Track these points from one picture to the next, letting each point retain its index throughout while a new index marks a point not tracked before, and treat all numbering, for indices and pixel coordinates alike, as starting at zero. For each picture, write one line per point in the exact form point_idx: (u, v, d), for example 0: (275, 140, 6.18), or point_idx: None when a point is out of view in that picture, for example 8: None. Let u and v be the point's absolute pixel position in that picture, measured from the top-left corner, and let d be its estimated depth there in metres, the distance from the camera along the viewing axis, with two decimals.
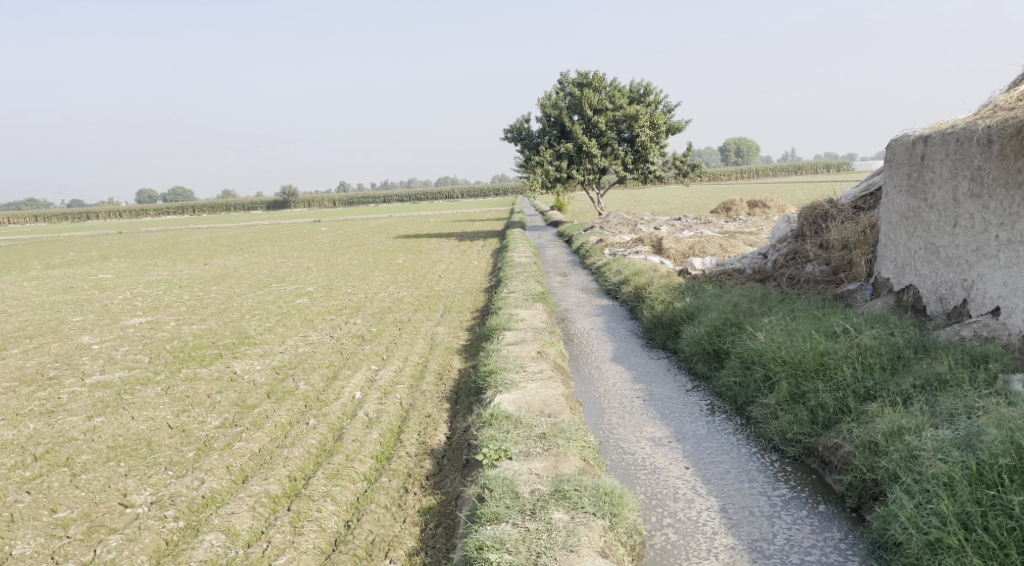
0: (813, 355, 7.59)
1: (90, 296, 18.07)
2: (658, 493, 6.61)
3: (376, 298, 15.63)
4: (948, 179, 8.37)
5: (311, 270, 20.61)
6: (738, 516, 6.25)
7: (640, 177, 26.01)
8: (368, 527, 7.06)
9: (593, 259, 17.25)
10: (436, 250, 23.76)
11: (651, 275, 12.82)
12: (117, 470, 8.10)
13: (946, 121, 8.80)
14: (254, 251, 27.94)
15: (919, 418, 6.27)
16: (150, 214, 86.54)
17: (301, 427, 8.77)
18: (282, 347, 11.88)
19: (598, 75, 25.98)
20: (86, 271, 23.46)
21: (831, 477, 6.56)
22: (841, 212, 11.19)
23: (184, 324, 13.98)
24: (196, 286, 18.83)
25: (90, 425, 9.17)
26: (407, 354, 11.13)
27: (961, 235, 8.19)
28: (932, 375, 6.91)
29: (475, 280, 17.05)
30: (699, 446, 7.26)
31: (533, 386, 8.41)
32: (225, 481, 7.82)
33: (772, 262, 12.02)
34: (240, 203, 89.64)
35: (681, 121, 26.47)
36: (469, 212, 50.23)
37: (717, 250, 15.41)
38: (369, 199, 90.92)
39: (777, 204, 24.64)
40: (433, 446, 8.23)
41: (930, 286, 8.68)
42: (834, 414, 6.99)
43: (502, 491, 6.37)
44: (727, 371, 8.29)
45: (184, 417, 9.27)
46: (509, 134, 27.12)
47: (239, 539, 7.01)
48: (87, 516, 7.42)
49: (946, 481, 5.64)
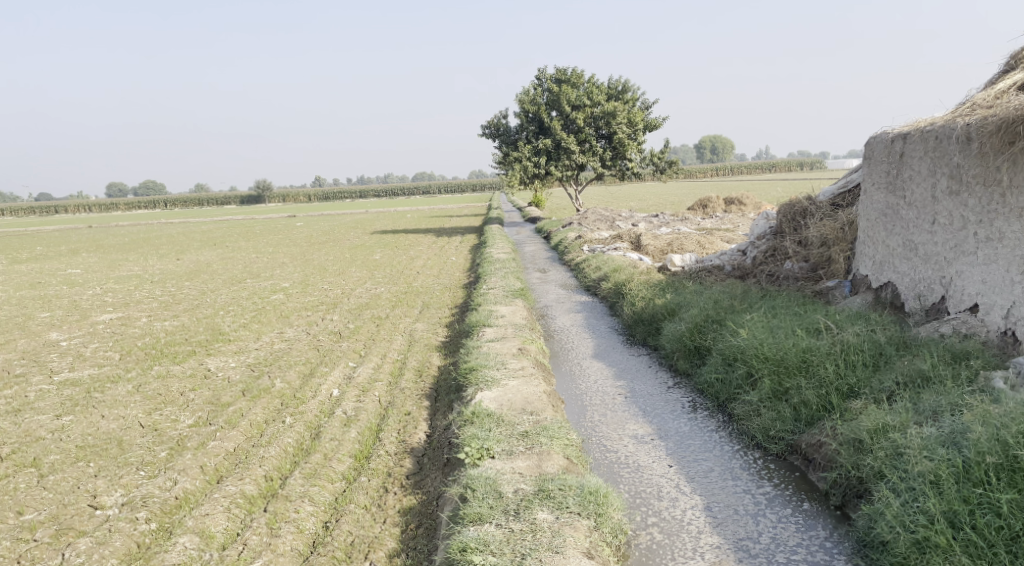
0: (795, 352, 7.58)
1: (58, 291, 17.71)
2: (642, 492, 6.56)
3: (353, 294, 15.48)
4: (927, 176, 8.39)
5: (286, 265, 20.39)
6: (723, 515, 6.21)
7: (616, 174, 26.33)
8: (347, 528, 6.93)
9: (571, 255, 17.21)
10: (413, 246, 23.59)
11: (631, 271, 12.79)
12: (86, 471, 7.89)
13: (924, 119, 8.82)
14: (227, 246, 27.57)
15: (903, 416, 6.27)
16: (122, 208, 85.50)
17: (276, 426, 8.62)
18: (258, 344, 11.70)
19: (576, 72, 25.95)
20: (54, 267, 22.99)
21: (815, 475, 6.55)
22: (820, 209, 11.21)
23: (156, 320, 13.73)
24: (168, 281, 18.52)
25: (59, 424, 8.95)
26: (385, 351, 11.00)
27: (940, 232, 8.21)
28: (915, 372, 6.91)
29: (453, 276, 16.94)
30: (682, 443, 7.22)
31: (514, 383, 8.33)
32: (199, 481, 7.65)
33: (751, 258, 12.02)
34: (213, 198, 88.57)
35: (658, 118, 26.55)
36: (445, 207, 50.10)
37: (695, 246, 15.44)
38: (344, 195, 90.27)
39: (752, 201, 24.81)
40: (413, 445, 8.13)
41: (908, 283, 8.71)
42: (817, 412, 6.98)
43: (485, 491, 6.27)
44: (709, 368, 8.26)
45: (157, 416, 9.08)
46: (486, 130, 27.04)
47: (214, 541, 6.86)
48: (55, 518, 7.22)
49: (933, 479, 5.63)
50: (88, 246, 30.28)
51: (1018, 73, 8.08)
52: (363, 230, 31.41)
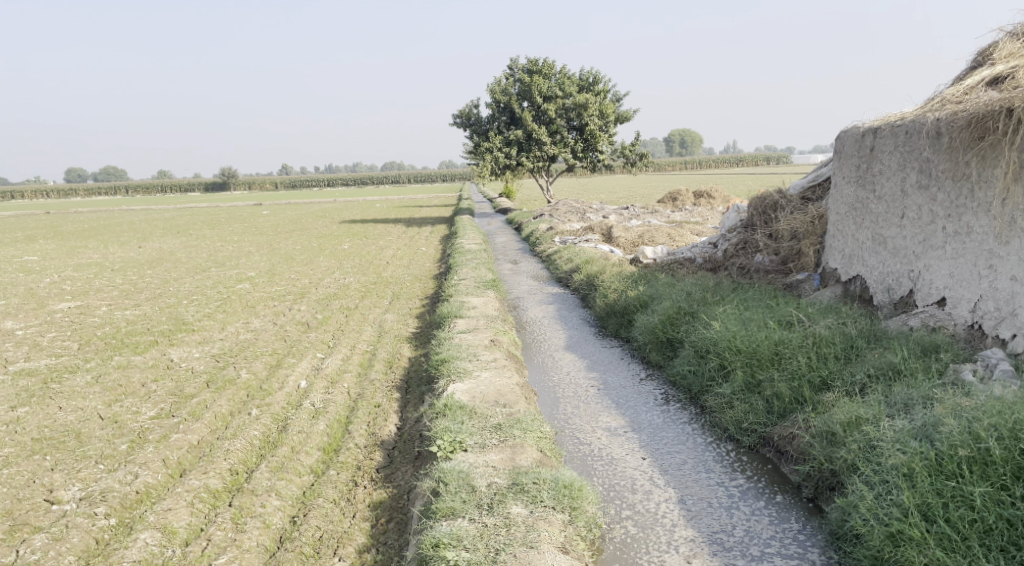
0: (767, 344, 7.60)
1: (15, 278, 17.29)
2: (616, 485, 6.52)
3: (321, 283, 15.28)
4: (897, 171, 8.44)
5: (252, 254, 20.08)
6: (697, 508, 6.20)
7: (588, 165, 26.27)
8: (315, 523, 6.81)
9: (543, 247, 17.15)
10: (383, 236, 23.38)
11: (603, 263, 12.77)
12: (43, 465, 7.67)
13: (894, 114, 8.87)
14: (191, 234, 27.07)
15: (875, 408, 6.30)
16: (81, 193, 83.81)
17: (242, 418, 8.45)
18: (223, 334, 11.47)
19: (548, 62, 25.86)
20: (10, 253, 22.43)
21: (788, 467, 6.58)
22: (791, 203, 11.25)
23: (117, 309, 13.44)
24: (129, 269, 18.16)
25: (14, 415, 8.70)
26: (355, 342, 10.85)
27: (909, 227, 8.28)
28: (886, 365, 6.96)
29: (423, 267, 16.80)
30: (656, 435, 7.21)
31: (486, 375, 8.26)
32: (161, 475, 7.48)
33: (721, 251, 12.03)
34: (177, 184, 87.08)
35: (629, 110, 26.56)
36: (415, 197, 49.80)
37: (666, 239, 15.45)
38: (311, 183, 89.30)
39: (721, 194, 24.89)
40: (383, 438, 8.02)
41: (877, 277, 8.77)
42: (790, 404, 6.99)
43: (458, 484, 6.20)
44: (681, 360, 8.26)
45: (117, 407, 8.86)
46: (457, 120, 26.86)
47: (176, 537, 6.71)
48: (9, 513, 7.02)
49: (906, 472, 5.67)
50: (47, 233, 29.65)
51: (987, 69, 8.15)
52: (330, 219, 31.06)
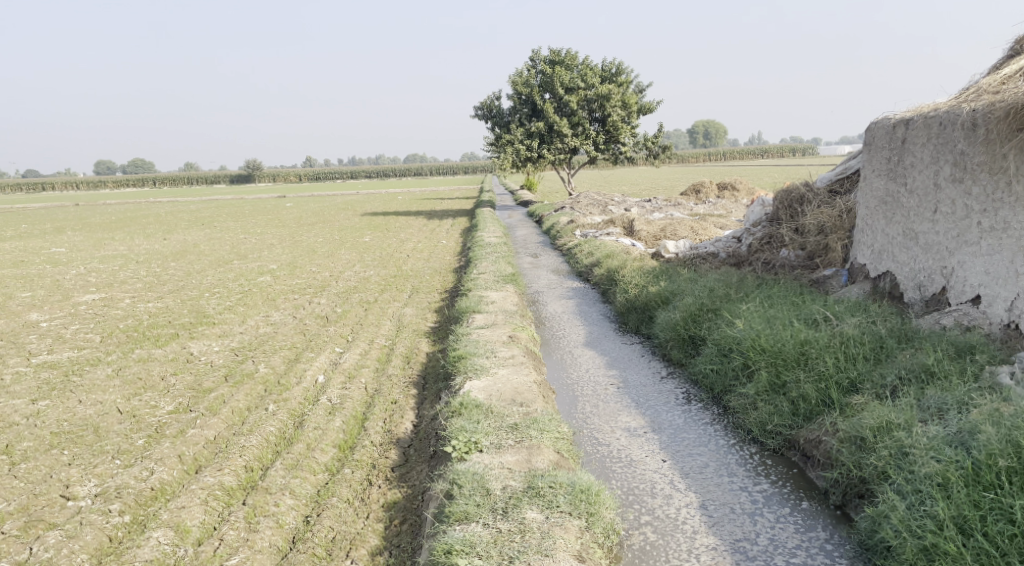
0: (793, 344, 7.36)
1: (41, 270, 17.38)
2: (635, 489, 6.34)
3: (341, 276, 15.20)
4: (929, 163, 8.15)
5: (274, 247, 20.04)
6: (719, 514, 6.00)
7: (609, 158, 26.02)
8: (328, 524, 6.70)
9: (563, 240, 16.94)
10: (404, 229, 23.27)
11: (623, 257, 12.56)
12: (60, 460, 7.62)
13: (927, 105, 8.57)
14: (215, 225, 27.15)
15: (907, 413, 6.05)
16: (109, 185, 84.67)
17: (258, 413, 8.36)
18: (242, 328, 11.41)
19: (570, 53, 25.59)
20: (38, 244, 22.65)
21: (814, 472, 6.35)
22: (817, 196, 10.94)
23: (139, 302, 13.43)
24: (153, 262, 18.17)
25: (34, 409, 8.66)
26: (373, 336, 10.73)
27: (942, 222, 7.99)
28: (918, 366, 6.70)
29: (443, 260, 16.68)
30: (676, 437, 7.00)
31: (504, 372, 8.10)
32: (177, 471, 7.40)
33: (745, 246, 11.76)
34: (202, 176, 87.62)
35: (652, 102, 26.23)
36: (437, 190, 49.67)
37: (689, 232, 15.18)
38: (334, 175, 89.52)
39: (745, 187, 24.51)
40: (398, 436, 7.89)
41: (907, 273, 8.48)
42: (817, 406, 6.76)
43: (472, 487, 6.06)
44: (704, 359, 8.03)
45: (136, 401, 8.80)
46: (479, 112, 26.69)
47: (189, 536, 6.63)
48: (25, 509, 6.96)
49: (941, 482, 5.45)
50: (75, 224, 29.98)
51: None
52: (352, 212, 31.08)
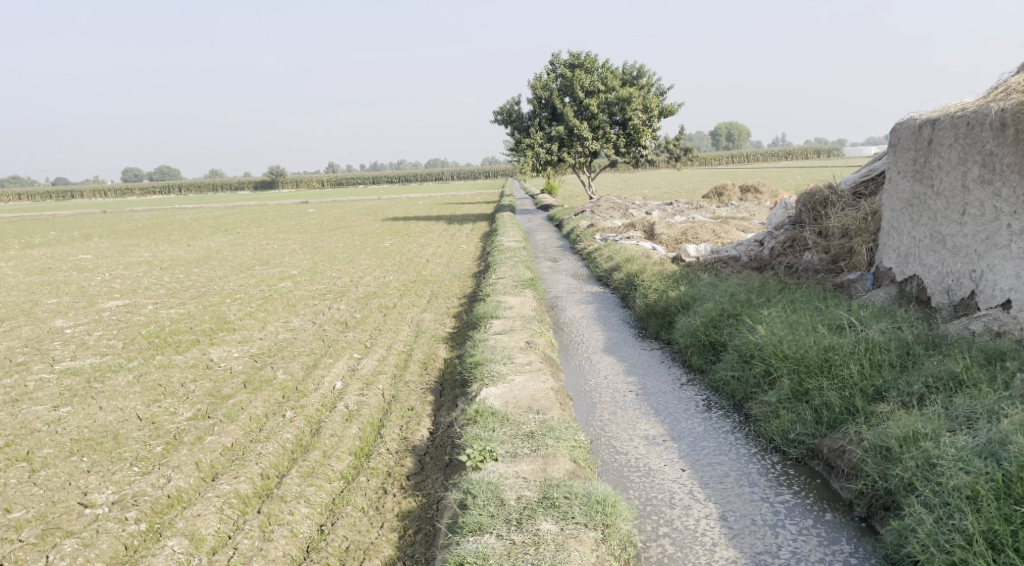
0: (816, 350, 7.19)
1: (67, 276, 17.52)
2: (653, 499, 6.20)
3: (361, 282, 15.17)
4: (957, 164, 7.95)
5: (296, 252, 20.07)
6: (739, 526, 5.85)
7: (630, 161, 25.81)
8: (342, 533, 6.63)
9: (583, 244, 16.82)
10: (425, 234, 23.21)
11: (644, 261, 12.40)
12: (80, 466, 7.61)
13: (954, 104, 8.38)
14: (239, 232, 27.27)
15: (934, 422, 5.88)
16: (136, 192, 85.67)
17: (276, 420, 8.31)
18: (262, 333, 11.40)
19: (590, 57, 25.46)
20: (66, 251, 22.90)
21: (838, 483, 6.18)
22: (842, 198, 10.73)
23: (162, 308, 13.47)
24: (177, 268, 18.26)
25: (55, 415, 8.68)
26: (391, 342, 10.67)
27: (970, 224, 7.78)
28: (946, 373, 6.50)
29: (463, 265, 16.60)
30: (696, 445, 6.85)
31: (521, 379, 7.98)
32: (193, 479, 7.36)
33: (768, 250, 11.58)
34: (227, 183, 88.32)
35: (673, 104, 26.03)
36: (459, 194, 49.62)
37: (710, 235, 14.99)
38: (356, 181, 89.90)
39: (769, 189, 24.22)
40: (415, 443, 7.80)
41: (935, 277, 8.25)
42: (841, 415, 6.59)
43: (486, 497, 5.96)
44: (725, 365, 7.87)
45: (155, 408, 8.79)
46: (499, 117, 26.62)
47: (204, 545, 6.57)
48: (43, 517, 6.95)
49: (970, 494, 5.32)
50: (103, 231, 30.32)
51: None
52: (373, 217, 31.13)
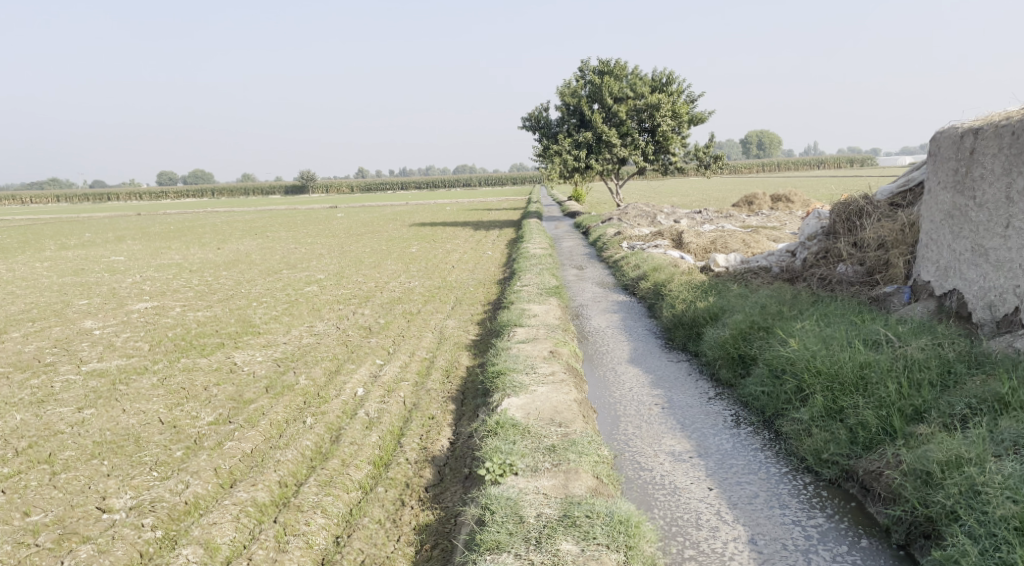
0: (852, 366, 6.92)
1: (98, 278, 17.61)
2: (678, 519, 5.98)
3: (386, 287, 15.06)
4: (1001, 175, 7.67)
5: (323, 256, 20.05)
6: (770, 551, 5.62)
7: (659, 168, 25.66)
8: (358, 546, 6.48)
9: (610, 252, 16.59)
10: (452, 239, 23.09)
11: (671, 271, 12.16)
12: (99, 470, 7.53)
13: (998, 112, 8.09)
14: (269, 235, 27.34)
15: (979, 447, 5.62)
16: (169, 196, 86.63)
17: (296, 426, 8.18)
18: (287, 338, 11.32)
19: (620, 63, 25.19)
20: (99, 253, 23.09)
21: (875, 507, 5.92)
22: (878, 209, 10.43)
23: (189, 310, 13.45)
24: (205, 270, 18.28)
25: (79, 417, 8.63)
26: (414, 348, 10.53)
27: (1014, 237, 7.48)
28: (990, 395, 6.21)
29: (488, 271, 16.44)
30: (724, 463, 6.61)
31: (543, 390, 7.78)
32: (211, 485, 7.24)
33: (800, 261, 11.29)
34: (258, 187, 89.03)
35: (703, 112, 25.69)
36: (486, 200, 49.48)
37: (740, 245, 14.68)
38: (384, 186, 90.22)
39: (800, 198, 23.76)
40: (434, 453, 7.63)
41: (976, 292, 7.92)
42: (877, 435, 6.32)
43: (505, 514, 5.79)
44: (754, 380, 7.61)
45: (177, 411, 8.71)
46: (527, 123, 26.43)
47: (219, 554, 6.46)
48: (60, 521, 6.87)
49: (1018, 526, 5.11)
50: (135, 233, 30.56)
51: None
52: (401, 222, 31.10)
